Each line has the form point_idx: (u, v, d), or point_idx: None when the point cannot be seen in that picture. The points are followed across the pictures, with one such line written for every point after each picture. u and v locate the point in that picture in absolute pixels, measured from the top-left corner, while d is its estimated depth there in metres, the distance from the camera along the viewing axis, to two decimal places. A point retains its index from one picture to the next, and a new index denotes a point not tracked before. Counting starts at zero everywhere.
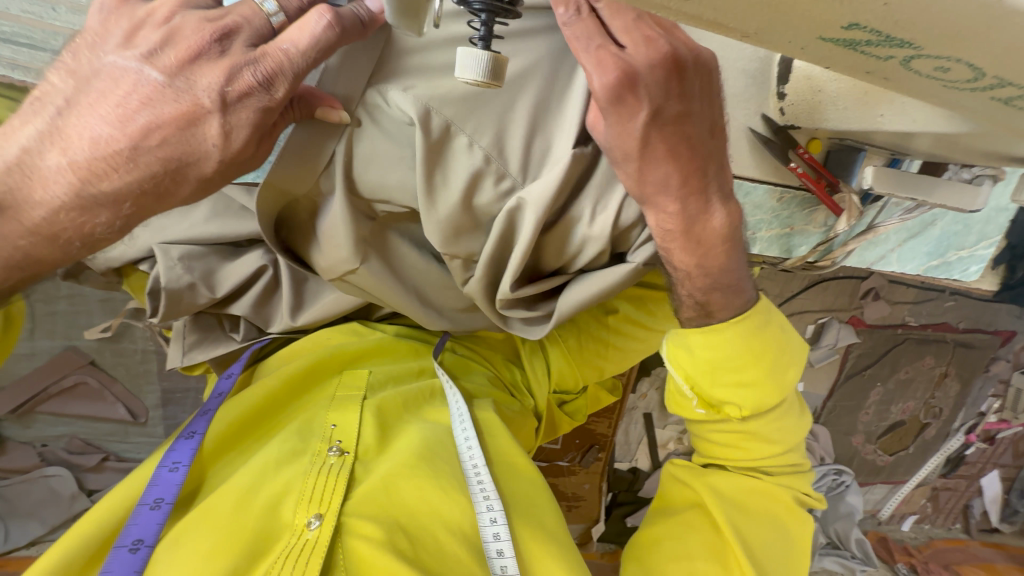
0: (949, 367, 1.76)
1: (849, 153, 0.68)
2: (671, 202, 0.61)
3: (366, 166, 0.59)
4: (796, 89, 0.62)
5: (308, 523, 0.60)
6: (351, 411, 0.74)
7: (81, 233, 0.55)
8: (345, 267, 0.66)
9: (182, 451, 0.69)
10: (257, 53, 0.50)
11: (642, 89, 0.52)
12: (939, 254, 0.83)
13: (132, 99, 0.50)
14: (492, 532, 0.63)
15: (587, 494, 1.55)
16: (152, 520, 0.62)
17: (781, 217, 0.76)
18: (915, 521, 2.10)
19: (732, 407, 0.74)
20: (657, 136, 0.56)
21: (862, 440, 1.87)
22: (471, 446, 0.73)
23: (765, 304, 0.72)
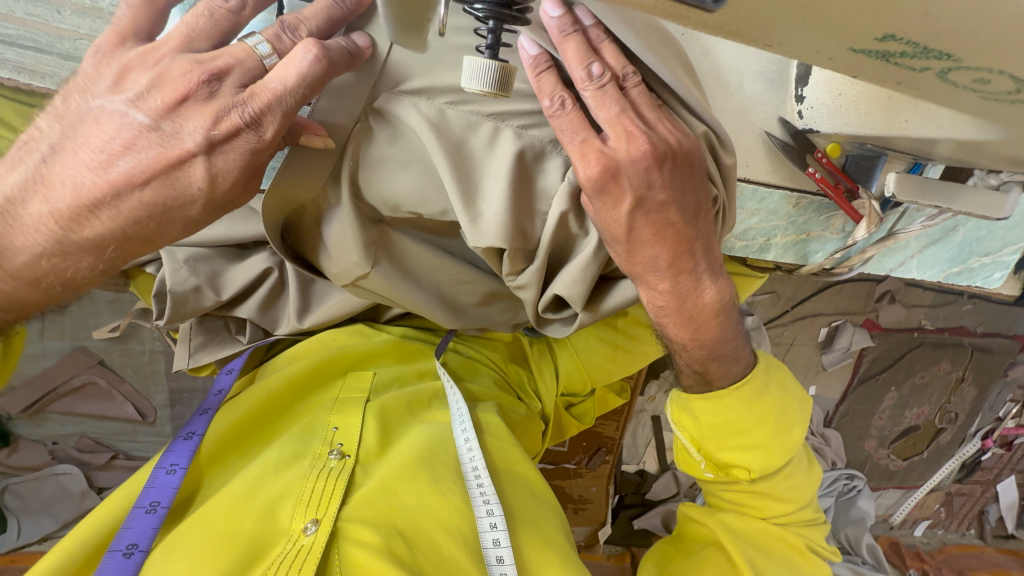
0: (966, 371, 1.72)
1: (869, 159, 0.65)
2: (662, 281, 0.62)
3: (371, 170, 0.57)
4: (816, 93, 0.60)
5: (304, 527, 0.60)
6: (353, 413, 0.74)
7: (63, 278, 0.54)
8: (356, 272, 0.65)
9: (179, 453, 0.70)
10: (247, 94, 0.48)
11: (626, 179, 0.53)
12: (960, 260, 0.80)
13: (116, 142, 0.49)
14: (492, 538, 0.62)
15: (594, 496, 1.54)
16: (146, 523, 0.62)
17: (797, 223, 0.72)
18: (928, 526, 2.07)
19: (741, 469, 0.74)
20: (642, 222, 0.57)
21: (875, 445, 1.84)
22: (472, 447, 0.72)
23: (764, 367, 0.74)
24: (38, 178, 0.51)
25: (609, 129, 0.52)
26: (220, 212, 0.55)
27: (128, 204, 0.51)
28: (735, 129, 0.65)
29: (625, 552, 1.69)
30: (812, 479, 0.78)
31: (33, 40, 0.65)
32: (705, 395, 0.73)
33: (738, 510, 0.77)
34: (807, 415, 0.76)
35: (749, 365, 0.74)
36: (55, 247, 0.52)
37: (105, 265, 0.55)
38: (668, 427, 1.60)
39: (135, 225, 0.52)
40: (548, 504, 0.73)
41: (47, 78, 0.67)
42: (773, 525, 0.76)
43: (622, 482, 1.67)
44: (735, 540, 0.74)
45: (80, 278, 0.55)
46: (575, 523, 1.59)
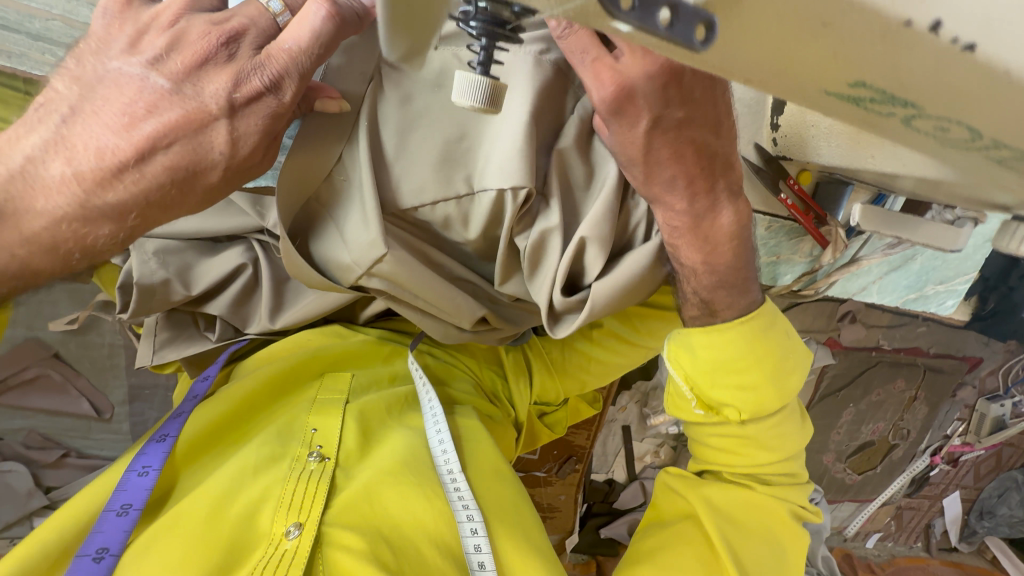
0: (919, 391, 1.81)
1: (838, 186, 0.68)
2: (679, 200, 0.61)
3: (383, 135, 0.54)
4: (789, 121, 0.62)
5: (287, 531, 0.59)
6: (333, 415, 0.73)
7: (82, 245, 0.50)
8: (373, 254, 0.56)
9: (152, 455, 0.67)
10: (263, 56, 0.46)
11: (643, 99, 0.49)
12: (917, 287, 0.85)
13: (138, 106, 0.46)
14: (474, 543, 0.62)
15: (563, 504, 1.54)
16: (118, 526, 0.59)
17: (769, 246, 0.76)
18: (879, 538, 2.16)
19: (731, 409, 0.75)
20: (660, 140, 0.54)
21: (833, 458, 1.92)
22: (447, 450, 0.72)
23: (770, 308, 0.72)
24: (61, 142, 0.47)
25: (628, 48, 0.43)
26: (240, 181, 0.52)
27: (153, 167, 0.47)
28: None
29: (590, 561, 1.71)
30: (798, 433, 0.80)
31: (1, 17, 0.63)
32: (705, 328, 0.72)
33: (722, 459, 0.80)
34: (804, 366, 0.76)
35: (757, 303, 0.72)
36: (74, 216, 0.48)
37: (117, 233, 0.51)
38: (637, 437, 1.64)
39: (158, 189, 0.48)
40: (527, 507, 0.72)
41: (12, 58, 0.65)
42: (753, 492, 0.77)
43: (590, 491, 1.69)
44: (715, 518, 0.75)
45: (99, 247, 0.51)
46: None
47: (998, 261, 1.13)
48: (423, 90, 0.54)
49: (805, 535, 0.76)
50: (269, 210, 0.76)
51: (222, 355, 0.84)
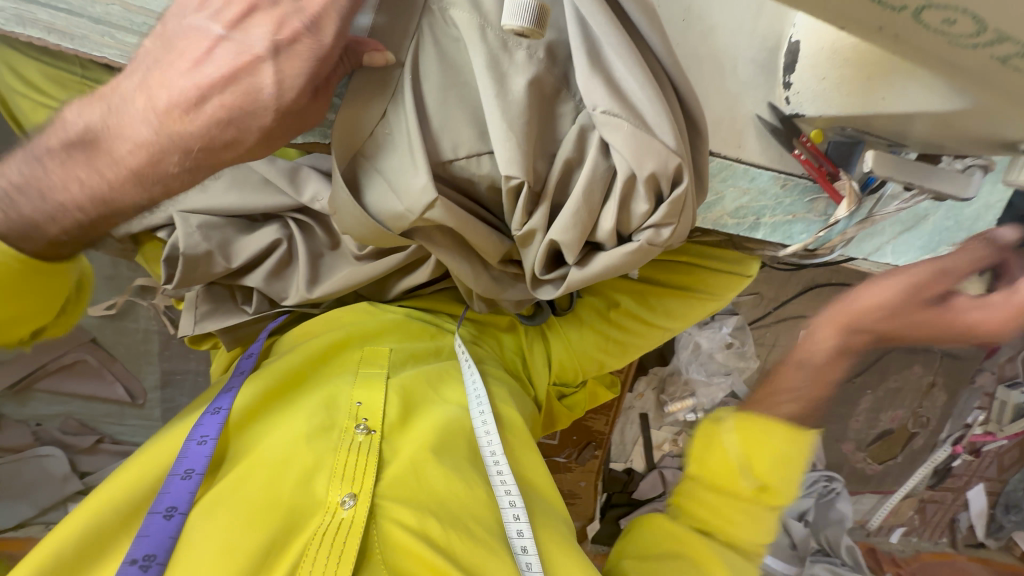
0: (937, 377, 1.83)
1: (849, 145, 0.72)
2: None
3: (423, 86, 0.58)
4: (803, 79, 0.66)
5: (342, 501, 0.62)
6: (377, 389, 0.74)
7: (161, 174, 0.56)
8: (423, 201, 0.58)
9: (208, 425, 0.67)
10: (317, 7, 0.51)
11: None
12: (931, 248, 0.86)
13: (202, 51, 0.53)
14: (516, 527, 0.64)
15: (583, 491, 1.55)
16: (184, 488, 0.60)
17: (784, 205, 0.78)
18: (903, 533, 2.13)
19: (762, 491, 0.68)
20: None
21: (853, 447, 1.93)
22: (491, 430, 0.74)
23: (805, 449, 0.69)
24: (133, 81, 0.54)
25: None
26: (289, 126, 0.56)
27: (213, 105, 0.53)
28: (730, 110, 0.71)
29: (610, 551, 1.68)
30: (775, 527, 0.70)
31: (65, 2, 0.68)
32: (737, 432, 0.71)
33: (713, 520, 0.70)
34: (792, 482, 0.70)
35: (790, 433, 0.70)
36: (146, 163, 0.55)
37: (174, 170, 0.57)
38: (655, 425, 1.66)
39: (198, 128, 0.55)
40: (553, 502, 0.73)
41: (76, 40, 0.70)
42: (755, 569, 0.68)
43: (609, 480, 1.69)
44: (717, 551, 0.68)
45: (175, 176, 0.57)
46: None
47: None
48: (454, 47, 0.59)
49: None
50: (307, 187, 0.81)
51: (262, 332, 0.87)
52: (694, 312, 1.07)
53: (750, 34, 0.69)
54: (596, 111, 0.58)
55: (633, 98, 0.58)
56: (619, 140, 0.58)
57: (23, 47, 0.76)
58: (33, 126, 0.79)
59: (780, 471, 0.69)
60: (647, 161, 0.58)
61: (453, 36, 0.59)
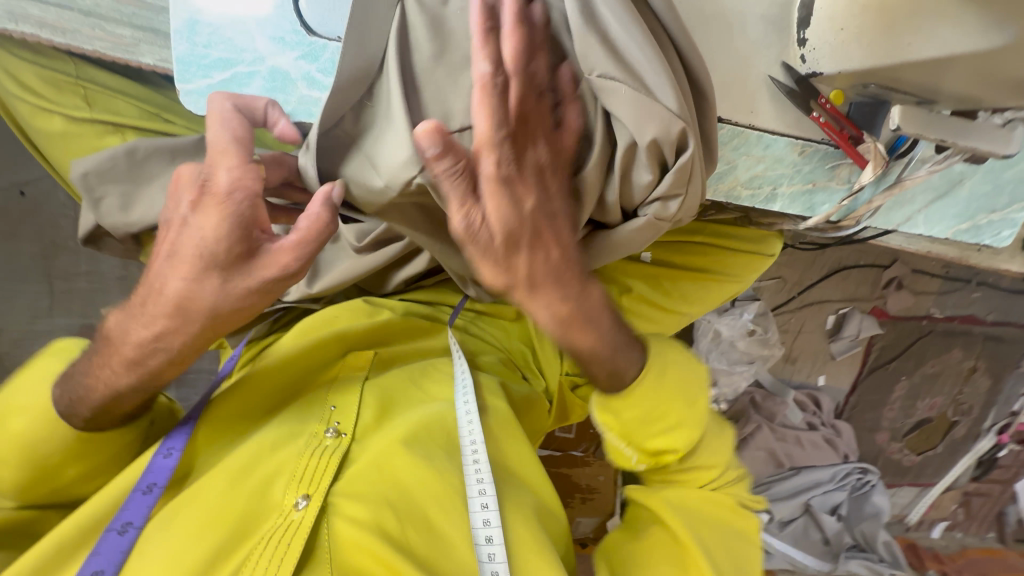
0: (979, 361, 1.72)
1: (876, 106, 0.66)
2: (557, 290, 0.60)
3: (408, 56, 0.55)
4: (818, 34, 0.61)
5: (296, 502, 0.60)
6: (352, 392, 0.74)
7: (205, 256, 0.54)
8: (405, 172, 0.55)
9: (178, 437, 0.66)
10: None
11: (530, 180, 0.54)
12: (968, 216, 0.79)
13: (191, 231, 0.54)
14: (482, 519, 0.62)
15: (603, 485, 1.49)
16: (142, 503, 0.60)
17: (803, 172, 0.72)
18: (946, 528, 2.03)
19: (671, 452, 0.75)
20: (543, 225, 0.56)
21: (888, 438, 1.83)
22: (471, 418, 0.72)
23: (657, 362, 0.73)
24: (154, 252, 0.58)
25: (570, 113, 0.56)
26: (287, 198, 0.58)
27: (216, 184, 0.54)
28: (740, 73, 0.65)
29: None
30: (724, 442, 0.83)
31: None
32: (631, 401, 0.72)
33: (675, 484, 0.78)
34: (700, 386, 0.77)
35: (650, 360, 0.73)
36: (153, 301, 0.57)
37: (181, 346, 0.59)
38: None
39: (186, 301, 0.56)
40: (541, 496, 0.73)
41: (67, 35, 0.69)
42: (708, 490, 0.79)
43: None
44: (677, 513, 0.73)
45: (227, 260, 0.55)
46: (581, 514, 1.51)
47: None
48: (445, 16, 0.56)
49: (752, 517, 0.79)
50: None
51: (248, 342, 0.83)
52: (708, 297, 1.03)
53: None
54: (595, 75, 0.54)
55: (633, 57, 0.54)
56: (620, 105, 0.55)
57: (14, 48, 0.77)
58: (37, 129, 0.81)
59: (650, 415, 0.73)
60: (649, 126, 0.55)
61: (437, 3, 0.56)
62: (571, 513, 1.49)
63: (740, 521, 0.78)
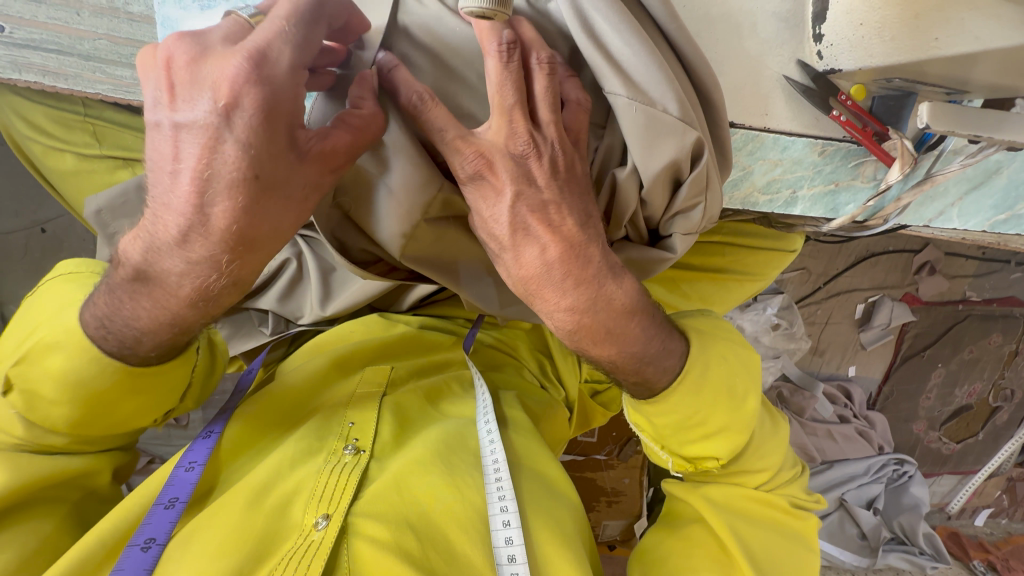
0: (1020, 345, 1.65)
1: (900, 98, 0.62)
2: (560, 296, 0.58)
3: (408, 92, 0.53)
4: (835, 29, 0.57)
5: (315, 523, 0.59)
6: (370, 409, 0.72)
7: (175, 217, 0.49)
8: (423, 194, 0.56)
9: (198, 451, 0.68)
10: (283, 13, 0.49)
11: (505, 171, 0.54)
12: (1006, 207, 0.74)
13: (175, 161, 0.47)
14: (504, 536, 0.61)
15: (628, 488, 1.46)
16: (165, 518, 0.61)
17: (824, 173, 0.69)
18: (990, 514, 1.96)
19: (710, 459, 0.69)
20: (531, 217, 0.56)
21: (925, 427, 1.76)
22: (494, 440, 0.71)
23: (697, 356, 0.66)
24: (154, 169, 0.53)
25: (544, 106, 0.53)
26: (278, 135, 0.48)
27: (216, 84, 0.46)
28: (752, 75, 0.62)
29: None
30: (777, 439, 0.76)
31: (56, 43, 0.68)
32: (651, 399, 0.66)
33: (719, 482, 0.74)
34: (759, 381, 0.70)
35: (681, 357, 0.65)
36: (194, 224, 0.49)
37: (232, 279, 0.53)
38: None
39: (230, 231, 0.49)
40: (566, 500, 0.72)
41: (70, 79, 0.70)
42: (753, 490, 0.73)
43: None
44: (718, 514, 0.70)
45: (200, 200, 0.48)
46: (608, 518, 1.50)
47: None
48: (443, 33, 0.54)
49: (809, 516, 0.75)
50: None
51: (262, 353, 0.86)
52: (730, 296, 1.00)
53: None
54: (615, 97, 0.54)
55: (639, 72, 0.53)
56: (630, 125, 0.54)
57: (25, 91, 0.78)
58: (49, 168, 0.82)
59: (690, 414, 0.66)
60: (665, 145, 0.54)
61: (431, 23, 0.54)
62: (598, 517, 1.47)
63: (795, 522, 0.74)
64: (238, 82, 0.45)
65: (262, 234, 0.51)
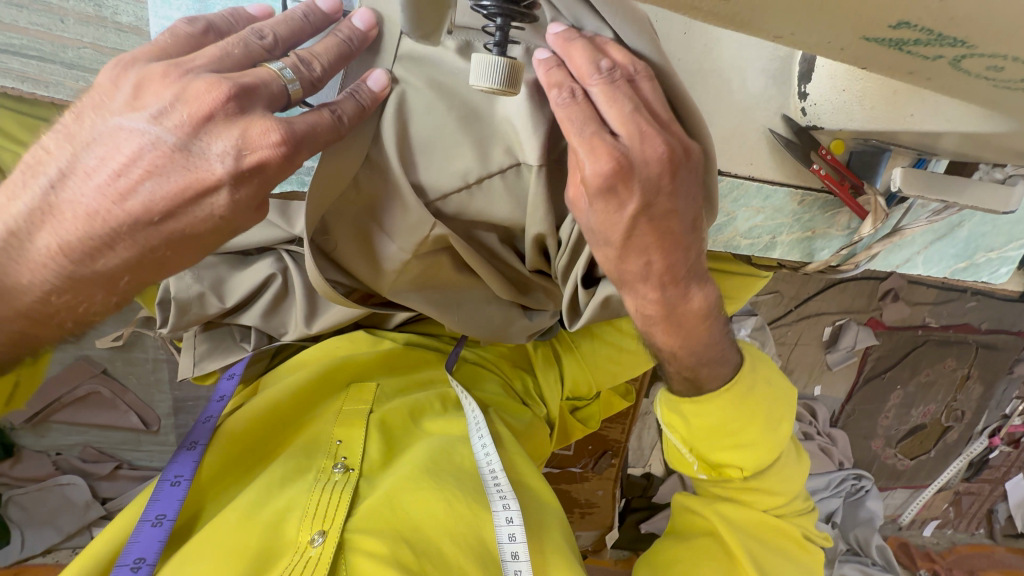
0: (972, 369, 1.75)
1: (874, 154, 0.65)
2: (651, 289, 0.60)
3: (410, 147, 0.56)
4: (819, 91, 0.60)
5: (311, 539, 0.59)
6: (358, 426, 0.73)
7: (134, 237, 0.50)
8: (420, 230, 0.58)
9: (184, 465, 0.69)
10: (298, 62, 0.50)
11: (638, 182, 0.51)
12: (966, 256, 0.80)
13: (133, 166, 0.47)
14: (509, 532, 0.62)
15: (602, 500, 1.50)
16: (153, 537, 0.60)
17: (802, 221, 0.72)
18: (937, 526, 2.07)
19: (733, 467, 0.74)
20: (645, 227, 0.55)
21: (882, 444, 1.85)
22: (489, 453, 0.72)
23: (748, 368, 0.72)
24: (70, 128, 0.50)
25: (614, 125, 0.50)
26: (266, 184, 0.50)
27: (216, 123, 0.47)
28: (739, 126, 0.64)
29: (632, 557, 1.64)
30: (799, 470, 0.78)
31: (37, 49, 0.66)
32: (694, 398, 0.72)
33: (735, 502, 0.76)
34: (792, 414, 0.76)
35: (734, 367, 0.72)
36: (141, 247, 0.50)
37: (121, 294, 0.54)
38: None
39: (151, 253, 0.51)
40: (557, 513, 0.73)
41: (50, 88, 0.67)
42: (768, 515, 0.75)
43: (628, 486, 1.58)
44: (733, 531, 0.73)
45: (112, 211, 0.48)
46: (581, 528, 1.55)
47: None
48: (445, 74, 0.54)
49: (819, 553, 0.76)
50: (296, 216, 0.78)
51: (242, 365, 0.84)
52: None
53: (759, 42, 0.63)
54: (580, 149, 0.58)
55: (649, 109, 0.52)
56: None
57: None
58: None
59: (731, 424, 0.71)
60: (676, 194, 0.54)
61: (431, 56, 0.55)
62: (571, 527, 1.52)
63: (806, 554, 0.76)
64: (269, 153, 0.47)
65: (176, 258, 0.53)
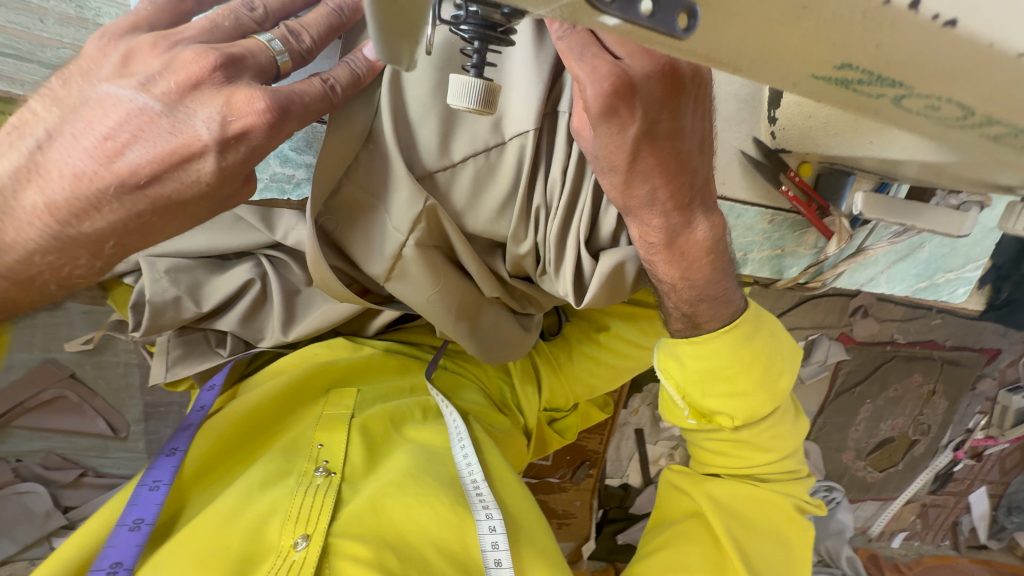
0: (937, 385, 1.81)
1: (839, 177, 0.69)
2: (654, 215, 0.60)
3: (408, 124, 0.59)
4: (788, 114, 0.64)
5: (294, 543, 0.58)
6: (340, 431, 0.72)
7: (112, 205, 0.49)
8: (411, 211, 0.60)
9: (163, 469, 0.67)
10: (289, 33, 0.52)
11: (640, 102, 0.47)
12: (927, 275, 0.83)
13: (123, 130, 0.47)
14: (492, 540, 0.63)
15: (578, 511, 1.52)
16: (130, 541, 0.59)
17: (773, 239, 0.74)
18: (904, 538, 2.13)
19: (723, 416, 0.74)
20: (648, 151, 0.53)
21: (852, 456, 1.89)
22: (471, 462, 0.72)
23: (752, 312, 0.71)
24: (57, 92, 0.50)
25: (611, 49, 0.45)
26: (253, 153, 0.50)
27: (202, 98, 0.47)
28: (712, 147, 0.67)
29: (609, 567, 1.61)
30: (793, 431, 0.79)
31: (13, 47, 0.64)
32: (691, 338, 0.71)
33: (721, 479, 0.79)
34: (792, 368, 0.75)
35: (739, 310, 0.71)
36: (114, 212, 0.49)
37: (103, 261, 0.53)
38: (651, 440, 1.54)
39: (137, 218, 0.50)
40: (538, 521, 0.73)
41: (25, 86, 0.65)
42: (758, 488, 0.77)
43: (605, 496, 1.58)
44: (718, 511, 0.75)
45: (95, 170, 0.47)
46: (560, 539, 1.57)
47: (1005, 249, 1.17)
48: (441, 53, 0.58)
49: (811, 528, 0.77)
50: (279, 222, 0.78)
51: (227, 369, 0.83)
52: None
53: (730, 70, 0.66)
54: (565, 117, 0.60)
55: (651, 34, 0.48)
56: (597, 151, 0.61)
57: None
58: None
59: (729, 370, 0.70)
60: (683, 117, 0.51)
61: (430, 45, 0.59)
62: None
63: (798, 532, 0.76)
64: (255, 119, 0.48)
65: (164, 224, 0.52)
